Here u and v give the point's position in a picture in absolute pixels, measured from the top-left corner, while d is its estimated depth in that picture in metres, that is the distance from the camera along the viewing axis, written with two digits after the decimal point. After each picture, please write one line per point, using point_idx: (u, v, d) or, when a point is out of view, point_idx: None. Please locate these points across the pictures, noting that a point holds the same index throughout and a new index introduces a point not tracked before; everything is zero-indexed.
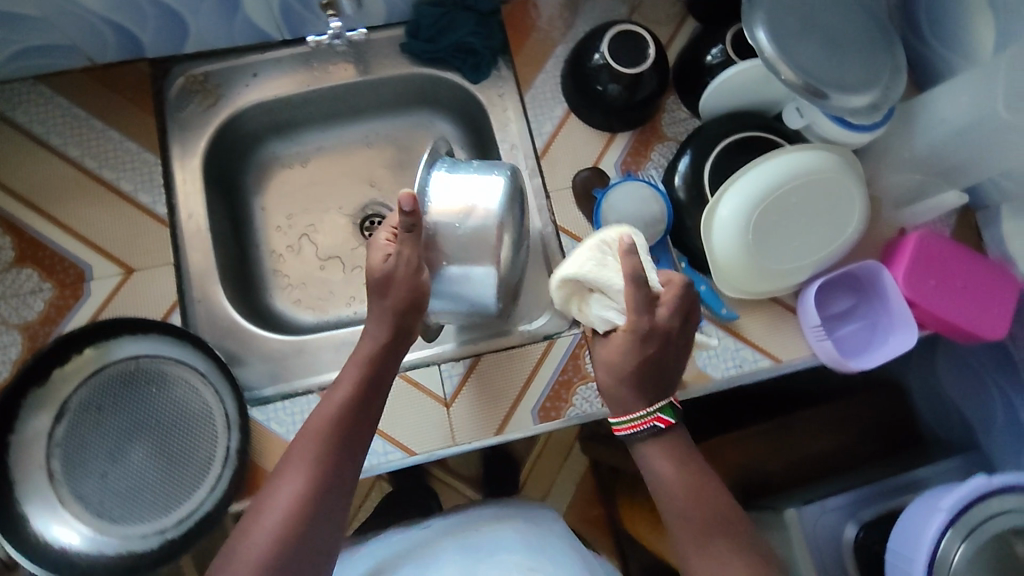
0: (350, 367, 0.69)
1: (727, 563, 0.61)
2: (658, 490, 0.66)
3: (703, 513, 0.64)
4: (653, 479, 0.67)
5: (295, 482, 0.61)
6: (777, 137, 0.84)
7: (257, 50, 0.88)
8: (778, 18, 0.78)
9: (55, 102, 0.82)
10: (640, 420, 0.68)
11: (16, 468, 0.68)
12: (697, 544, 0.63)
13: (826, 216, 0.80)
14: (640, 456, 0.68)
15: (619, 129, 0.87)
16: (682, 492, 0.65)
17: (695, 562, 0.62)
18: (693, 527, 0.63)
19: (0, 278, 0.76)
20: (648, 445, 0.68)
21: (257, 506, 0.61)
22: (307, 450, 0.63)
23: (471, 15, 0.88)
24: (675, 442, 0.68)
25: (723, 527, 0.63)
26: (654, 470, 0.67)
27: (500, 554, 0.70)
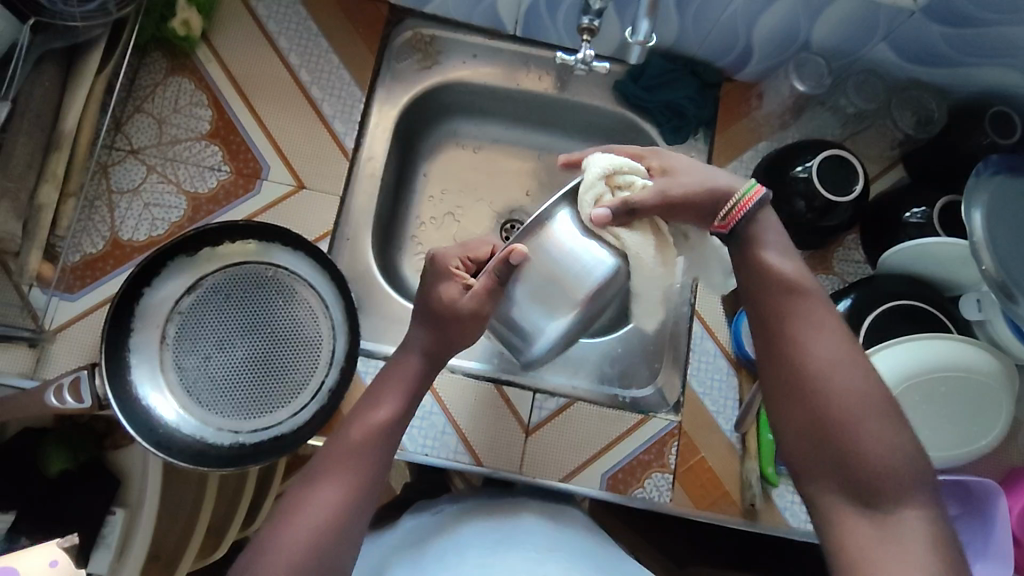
0: (391, 388, 0.64)
1: (829, 341, 0.55)
2: (748, 270, 0.61)
3: (791, 294, 0.58)
4: (739, 269, 0.61)
5: (334, 489, 0.56)
6: (943, 319, 0.81)
7: (486, 34, 0.89)
8: (1002, 206, 0.73)
9: (294, 9, 0.85)
10: (739, 208, 0.62)
11: (139, 319, 0.74)
12: (787, 323, 0.57)
13: (969, 418, 0.77)
14: (734, 250, 0.62)
15: (791, 244, 0.85)
16: (776, 271, 0.59)
17: (785, 337, 0.56)
18: (785, 300, 0.58)
19: (188, 144, 0.80)
20: (754, 224, 0.62)
21: (289, 508, 0.55)
22: (349, 459, 0.58)
23: (694, 81, 0.88)
24: (768, 222, 0.62)
25: (805, 311, 0.57)
26: (752, 242, 0.61)
27: (521, 544, 0.63)
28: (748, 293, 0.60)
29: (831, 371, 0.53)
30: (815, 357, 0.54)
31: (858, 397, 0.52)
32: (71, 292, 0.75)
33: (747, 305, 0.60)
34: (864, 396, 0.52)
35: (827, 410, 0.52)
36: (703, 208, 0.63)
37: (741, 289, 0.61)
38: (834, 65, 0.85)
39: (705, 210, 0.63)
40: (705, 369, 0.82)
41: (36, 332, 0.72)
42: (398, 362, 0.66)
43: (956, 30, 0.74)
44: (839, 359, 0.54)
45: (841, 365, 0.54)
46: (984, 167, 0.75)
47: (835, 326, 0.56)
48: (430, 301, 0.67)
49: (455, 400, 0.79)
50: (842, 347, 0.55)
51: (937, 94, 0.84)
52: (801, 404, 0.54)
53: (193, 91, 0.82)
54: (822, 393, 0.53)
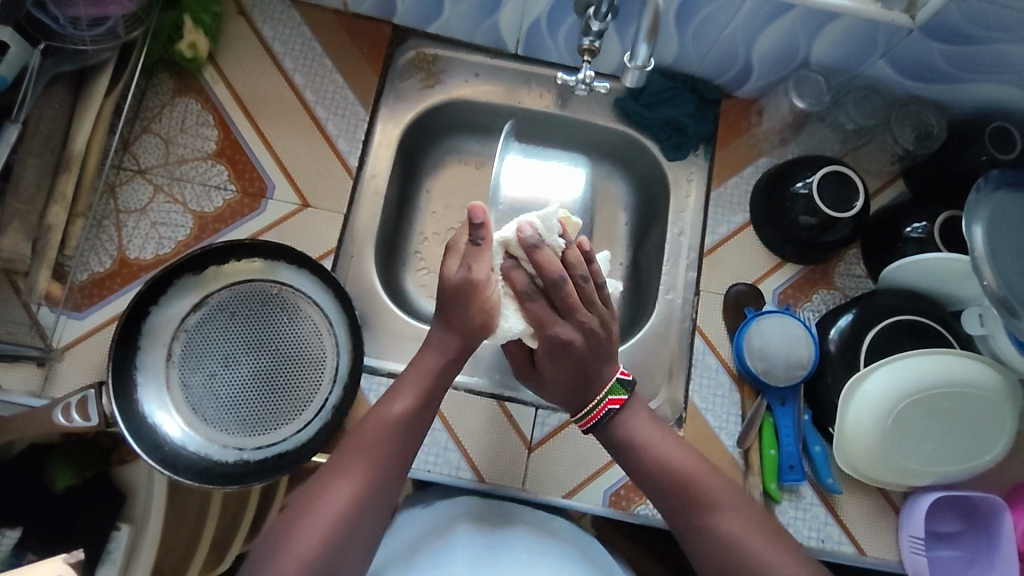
0: (412, 380, 0.65)
1: (732, 516, 0.61)
2: (640, 467, 0.66)
3: (683, 485, 0.63)
4: (633, 468, 0.67)
5: (345, 488, 0.58)
6: (946, 333, 0.80)
7: (488, 53, 0.90)
8: (1003, 221, 0.73)
9: (299, 30, 0.87)
10: (598, 409, 0.69)
11: (146, 337, 0.74)
12: (693, 508, 0.62)
13: (972, 434, 0.77)
14: (612, 438, 0.69)
15: (791, 259, 0.85)
16: (669, 471, 0.64)
17: (703, 538, 0.61)
18: (683, 498, 0.63)
19: (194, 164, 0.81)
20: (623, 420, 0.68)
21: (304, 503, 0.58)
22: (360, 456, 0.60)
23: (694, 97, 0.89)
24: (639, 412, 0.69)
25: (702, 493, 0.62)
26: (634, 435, 0.67)
27: (512, 548, 0.65)
28: (656, 493, 0.66)
29: (741, 544, 0.59)
30: (729, 539, 0.60)
31: (770, 554, 0.58)
32: (79, 309, 0.76)
33: (659, 501, 0.65)
34: (771, 562, 0.58)
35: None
36: (572, 400, 0.70)
37: (650, 495, 0.66)
38: (834, 81, 0.86)
39: (575, 400, 0.70)
40: (707, 385, 0.82)
41: (45, 350, 0.73)
42: (420, 353, 0.67)
43: (955, 47, 0.74)
44: (744, 530, 0.60)
45: (747, 534, 0.60)
46: (984, 181, 0.75)
47: (733, 500, 0.62)
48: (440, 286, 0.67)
49: (458, 416, 0.79)
50: (742, 516, 0.61)
51: (937, 109, 0.85)
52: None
53: (200, 111, 0.83)
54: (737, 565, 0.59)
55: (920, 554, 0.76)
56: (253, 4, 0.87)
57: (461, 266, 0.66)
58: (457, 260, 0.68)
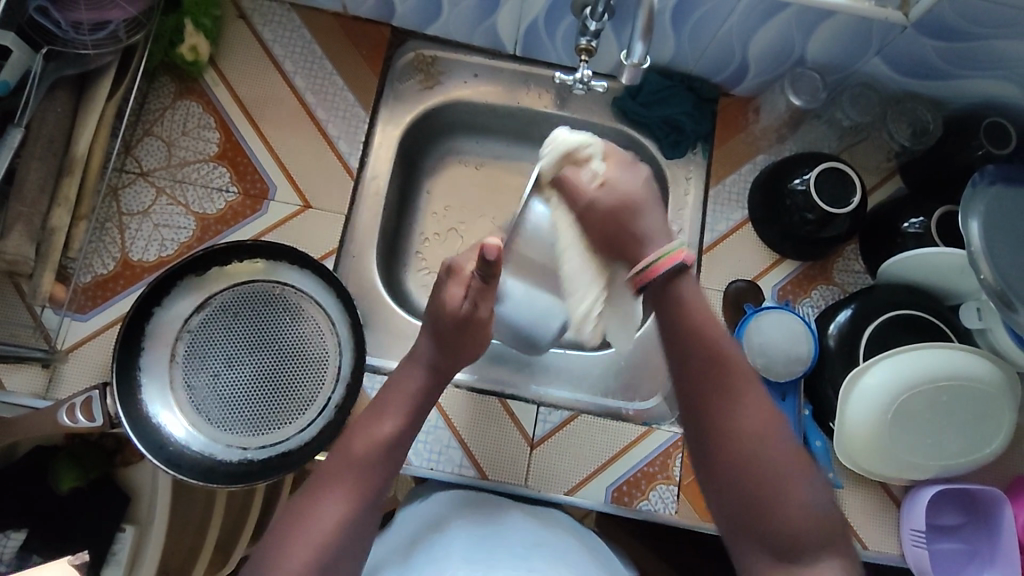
0: (396, 400, 0.65)
1: (753, 412, 0.60)
2: (675, 340, 0.64)
3: (713, 370, 0.62)
4: (670, 340, 0.64)
5: (335, 506, 0.57)
6: (945, 327, 0.81)
7: (487, 53, 0.91)
8: (1000, 215, 0.74)
9: (299, 33, 0.87)
10: (653, 268, 0.63)
11: (149, 338, 0.75)
12: (714, 395, 0.61)
13: (972, 428, 0.77)
14: (660, 296, 0.64)
15: (790, 255, 0.86)
16: (711, 337, 0.63)
17: (716, 425, 0.60)
18: (713, 377, 0.62)
19: (197, 166, 0.82)
20: (678, 283, 0.64)
21: (289, 525, 0.56)
22: (349, 472, 0.59)
23: (692, 96, 0.89)
24: (688, 278, 0.65)
25: (729, 384, 0.61)
26: (684, 289, 0.64)
27: (508, 542, 0.65)
28: (679, 373, 0.64)
29: (754, 440, 0.58)
30: (742, 433, 0.59)
31: (780, 456, 0.58)
32: (82, 311, 0.76)
33: (681, 378, 0.63)
34: (780, 460, 0.57)
35: (747, 468, 0.57)
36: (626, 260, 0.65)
37: (676, 358, 0.64)
38: (830, 79, 0.87)
39: (630, 257, 0.65)
40: None
41: (49, 352, 0.73)
42: (402, 374, 0.67)
43: (949, 44, 0.75)
44: (760, 427, 0.59)
45: (761, 431, 0.59)
46: (980, 177, 0.76)
47: (758, 394, 0.61)
48: (439, 316, 0.66)
49: (460, 414, 0.80)
50: (762, 410, 0.60)
51: (932, 106, 0.85)
52: (725, 467, 0.59)
53: (201, 114, 0.83)
54: (740, 461, 0.58)
55: (921, 547, 0.76)
56: (254, 8, 0.87)
57: (468, 298, 0.66)
58: (461, 286, 0.67)
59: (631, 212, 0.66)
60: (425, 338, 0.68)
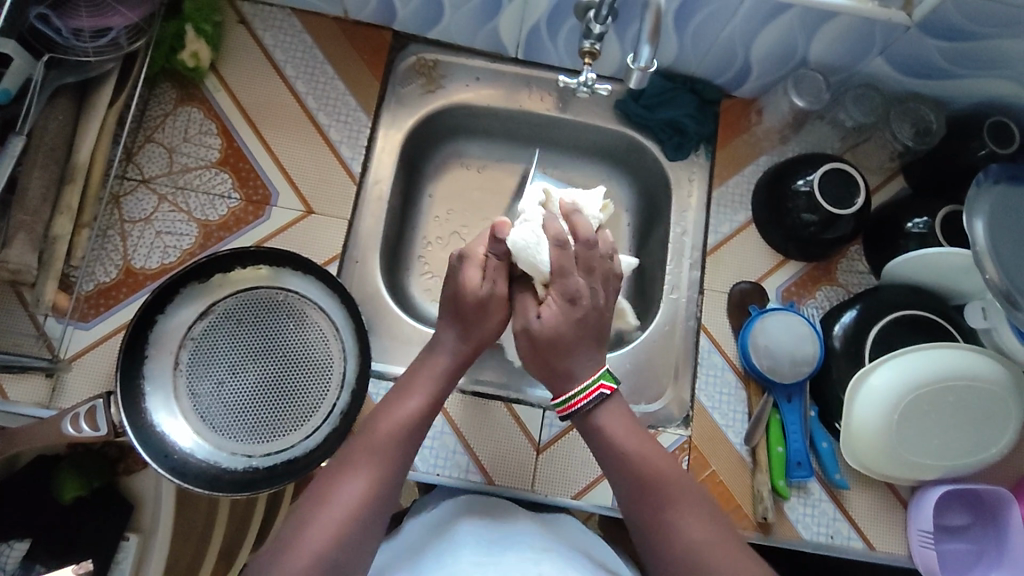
0: (422, 380, 0.66)
1: (700, 527, 0.59)
2: (611, 456, 0.63)
3: (654, 487, 0.60)
4: (606, 465, 0.64)
5: (355, 488, 0.58)
6: (950, 327, 0.81)
7: (488, 57, 0.91)
8: (1005, 214, 0.74)
9: (300, 38, 0.87)
10: (586, 396, 0.64)
11: (153, 346, 0.75)
12: (660, 512, 0.60)
13: (979, 427, 0.77)
14: (589, 434, 0.65)
15: (794, 256, 0.86)
16: (637, 467, 0.62)
17: (663, 548, 0.59)
18: (647, 494, 0.60)
19: (198, 172, 0.82)
20: (600, 414, 0.64)
21: (315, 501, 0.57)
22: (373, 453, 0.60)
23: (694, 98, 0.89)
24: (617, 408, 0.65)
25: (673, 498, 0.60)
26: (606, 433, 0.64)
27: (515, 544, 0.64)
28: (620, 495, 0.62)
29: (705, 559, 0.57)
30: (694, 549, 0.57)
31: (734, 567, 0.56)
32: (85, 320, 0.76)
33: (622, 499, 0.62)
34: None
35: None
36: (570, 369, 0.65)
37: (613, 483, 0.63)
38: (832, 80, 0.86)
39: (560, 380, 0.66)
40: (713, 383, 0.82)
41: (52, 361, 0.73)
42: (429, 357, 0.68)
43: (951, 43, 0.75)
44: (705, 539, 0.58)
45: (705, 545, 0.57)
46: (984, 175, 0.76)
47: (697, 506, 0.60)
48: (461, 293, 0.67)
49: (465, 419, 0.79)
50: (703, 522, 0.59)
51: (935, 105, 0.85)
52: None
53: (202, 120, 0.83)
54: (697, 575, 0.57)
55: (929, 548, 0.76)
56: (254, 13, 0.87)
57: (485, 278, 0.68)
58: (477, 268, 0.68)
59: (601, 303, 0.66)
60: (446, 325, 0.68)
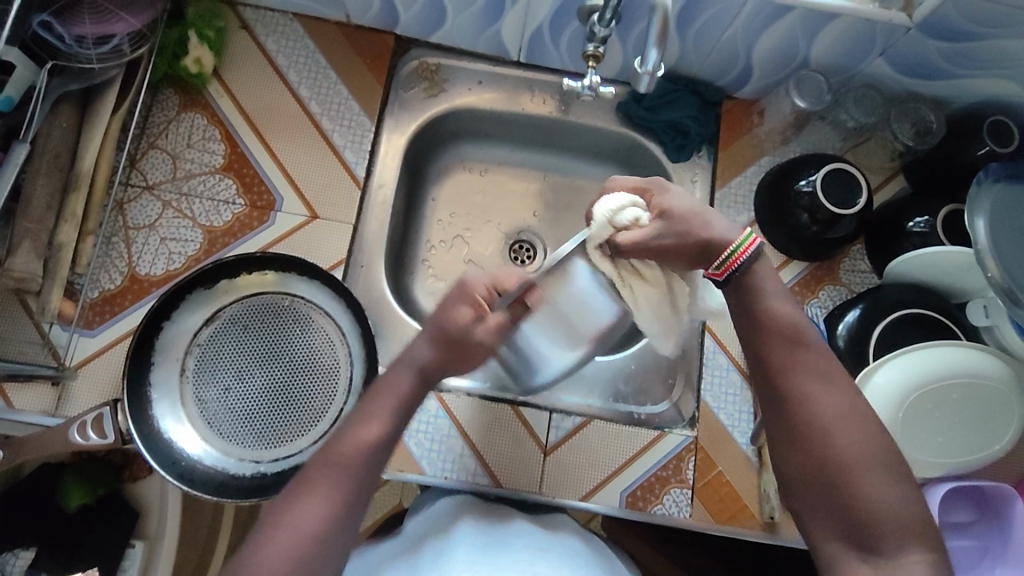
0: (383, 400, 0.60)
1: (833, 398, 0.57)
2: (750, 316, 0.62)
3: (790, 349, 0.59)
4: (744, 322, 0.62)
5: (315, 508, 0.54)
6: (952, 326, 0.82)
7: (491, 60, 0.91)
8: (1005, 212, 0.75)
9: (302, 42, 0.87)
10: (737, 255, 0.62)
11: (159, 353, 0.74)
12: (791, 377, 0.58)
13: (981, 425, 0.78)
14: (739, 288, 0.63)
15: (797, 256, 0.86)
16: (788, 327, 0.60)
17: (790, 410, 0.57)
18: (791, 355, 0.59)
19: (202, 178, 0.82)
20: (753, 268, 0.63)
21: (267, 526, 0.53)
22: (334, 473, 0.56)
23: (696, 99, 0.90)
24: (764, 266, 0.63)
25: (809, 368, 0.58)
26: (753, 293, 0.62)
27: (512, 546, 0.65)
28: (753, 358, 0.61)
29: (835, 428, 0.55)
30: (822, 416, 0.56)
31: (861, 440, 0.54)
32: (90, 327, 0.76)
33: (755, 359, 0.61)
34: (858, 446, 0.54)
35: (825, 450, 0.55)
36: (694, 253, 0.64)
37: (752, 344, 0.62)
38: (833, 81, 0.87)
39: (701, 254, 0.64)
40: (718, 384, 0.82)
41: (58, 369, 0.73)
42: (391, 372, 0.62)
43: (952, 44, 0.75)
44: (844, 412, 0.56)
45: (840, 419, 0.55)
46: (985, 174, 0.76)
47: (843, 380, 0.58)
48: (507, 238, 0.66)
49: (473, 422, 0.79)
50: (837, 393, 0.57)
51: (935, 105, 0.86)
52: (802, 441, 0.56)
53: (206, 126, 0.83)
54: (820, 441, 0.55)
55: None
56: (257, 19, 0.87)
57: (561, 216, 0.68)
58: (470, 306, 0.63)
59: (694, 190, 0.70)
60: (421, 336, 0.64)
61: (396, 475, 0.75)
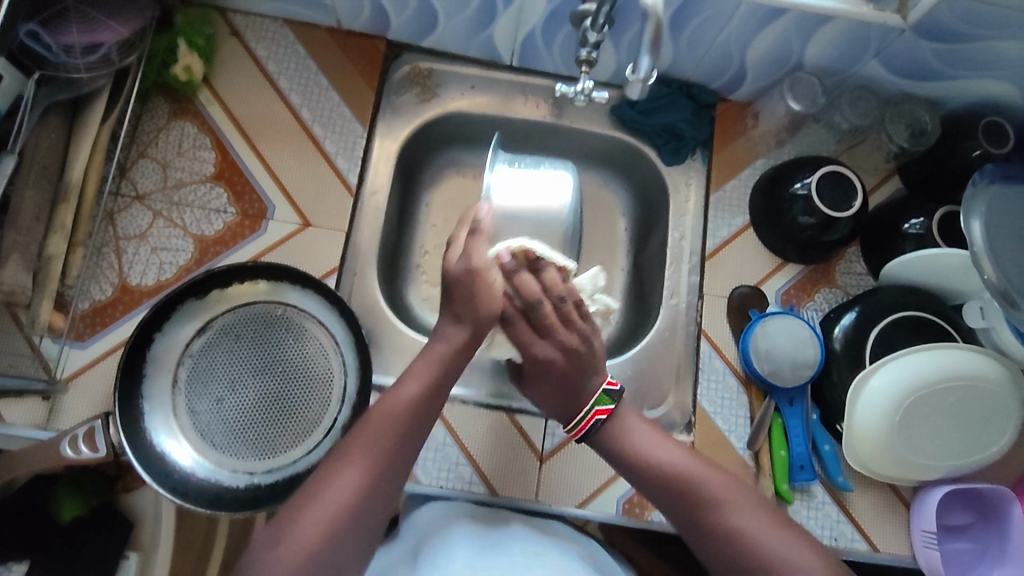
0: (421, 368, 0.64)
1: (738, 514, 0.60)
2: (633, 468, 0.66)
3: (680, 486, 0.63)
4: (626, 473, 0.67)
5: (356, 474, 0.57)
6: (949, 328, 0.81)
7: (483, 65, 0.91)
8: (1001, 214, 0.74)
9: (292, 49, 0.87)
10: (584, 422, 0.69)
11: (151, 365, 0.74)
12: (695, 508, 0.62)
13: (979, 428, 0.77)
14: (613, 447, 0.68)
15: (792, 260, 0.86)
16: (671, 474, 0.64)
17: (706, 535, 0.61)
18: (687, 505, 0.62)
19: (193, 187, 0.81)
20: (612, 427, 0.69)
21: (309, 493, 0.56)
22: (377, 440, 0.59)
23: (690, 102, 0.89)
24: (629, 419, 0.69)
25: (703, 496, 0.62)
26: (631, 446, 0.67)
27: (509, 547, 0.66)
28: (656, 498, 0.65)
29: (750, 539, 0.59)
30: (737, 534, 0.59)
31: (776, 542, 0.58)
32: (82, 339, 0.75)
33: (656, 501, 0.65)
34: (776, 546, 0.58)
35: (750, 569, 0.58)
36: (559, 408, 0.71)
37: (655, 501, 0.65)
38: (827, 83, 0.87)
39: (561, 409, 0.71)
40: (714, 389, 0.82)
41: (49, 383, 0.72)
42: (428, 349, 0.66)
43: (946, 46, 0.75)
44: (748, 524, 0.59)
45: (755, 530, 0.59)
46: (980, 176, 0.76)
47: (747, 498, 0.62)
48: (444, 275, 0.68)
49: (468, 431, 0.79)
50: (745, 508, 0.60)
51: (930, 106, 0.85)
52: (731, 562, 0.59)
53: (196, 134, 0.82)
54: (744, 555, 0.58)
55: (933, 548, 0.76)
56: (246, 25, 0.87)
57: (462, 258, 0.68)
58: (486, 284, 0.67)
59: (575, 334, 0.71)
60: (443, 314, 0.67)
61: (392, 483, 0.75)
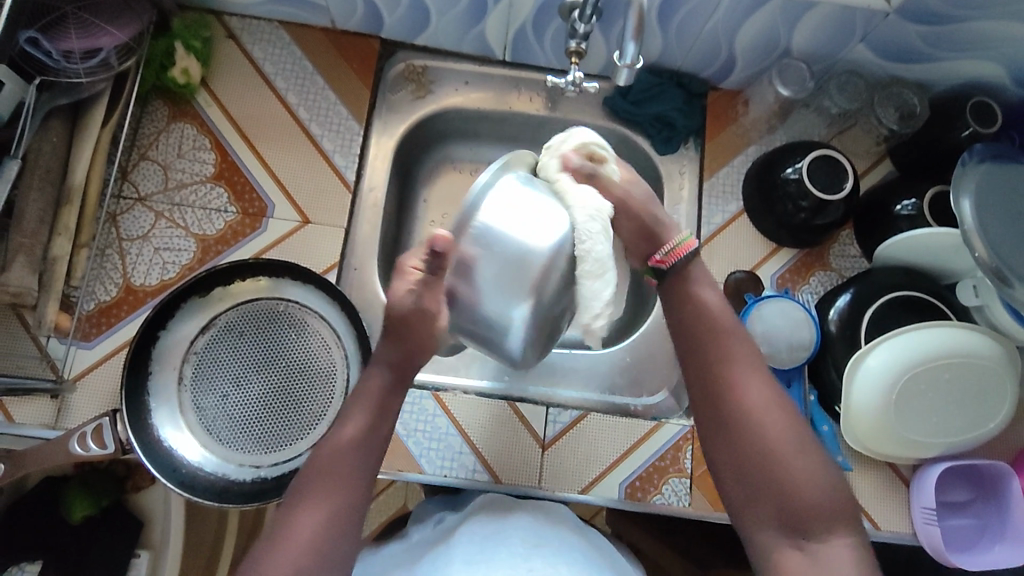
0: (359, 407, 0.61)
1: (759, 387, 0.59)
2: (679, 307, 0.65)
3: (715, 348, 0.62)
4: (673, 310, 0.66)
5: (314, 515, 0.54)
6: (944, 306, 0.83)
7: (476, 61, 0.92)
8: (990, 191, 0.75)
9: (288, 50, 0.88)
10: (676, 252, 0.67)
11: (155, 364, 0.75)
12: (719, 370, 0.61)
13: (978, 404, 0.78)
14: (676, 286, 0.66)
15: (786, 243, 0.87)
16: (709, 328, 0.63)
17: (726, 395, 0.59)
18: (709, 375, 0.61)
19: (194, 188, 0.82)
20: (694, 267, 0.67)
21: (267, 545, 0.53)
22: (329, 481, 0.56)
23: (681, 92, 0.91)
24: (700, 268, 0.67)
25: (730, 366, 0.60)
26: (690, 288, 0.66)
27: (507, 541, 0.64)
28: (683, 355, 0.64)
29: (760, 414, 0.57)
30: (747, 407, 0.58)
31: (789, 431, 0.56)
32: (87, 339, 0.76)
33: (682, 359, 0.64)
34: (785, 429, 0.57)
35: (754, 446, 0.56)
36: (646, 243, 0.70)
37: (682, 348, 0.64)
38: (816, 68, 0.88)
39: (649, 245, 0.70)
40: None
41: (57, 383, 0.73)
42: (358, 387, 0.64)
43: (931, 27, 0.76)
44: (765, 400, 0.58)
45: (769, 407, 0.57)
46: (969, 156, 0.77)
47: (765, 377, 0.60)
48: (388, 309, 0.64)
49: (470, 420, 0.80)
50: (767, 389, 0.59)
51: (918, 89, 0.87)
52: (733, 445, 0.57)
53: (195, 136, 0.84)
54: (750, 434, 0.57)
55: (933, 525, 0.76)
56: (242, 28, 0.88)
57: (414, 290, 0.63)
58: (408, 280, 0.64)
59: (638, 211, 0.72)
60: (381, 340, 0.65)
61: (397, 474, 0.76)
